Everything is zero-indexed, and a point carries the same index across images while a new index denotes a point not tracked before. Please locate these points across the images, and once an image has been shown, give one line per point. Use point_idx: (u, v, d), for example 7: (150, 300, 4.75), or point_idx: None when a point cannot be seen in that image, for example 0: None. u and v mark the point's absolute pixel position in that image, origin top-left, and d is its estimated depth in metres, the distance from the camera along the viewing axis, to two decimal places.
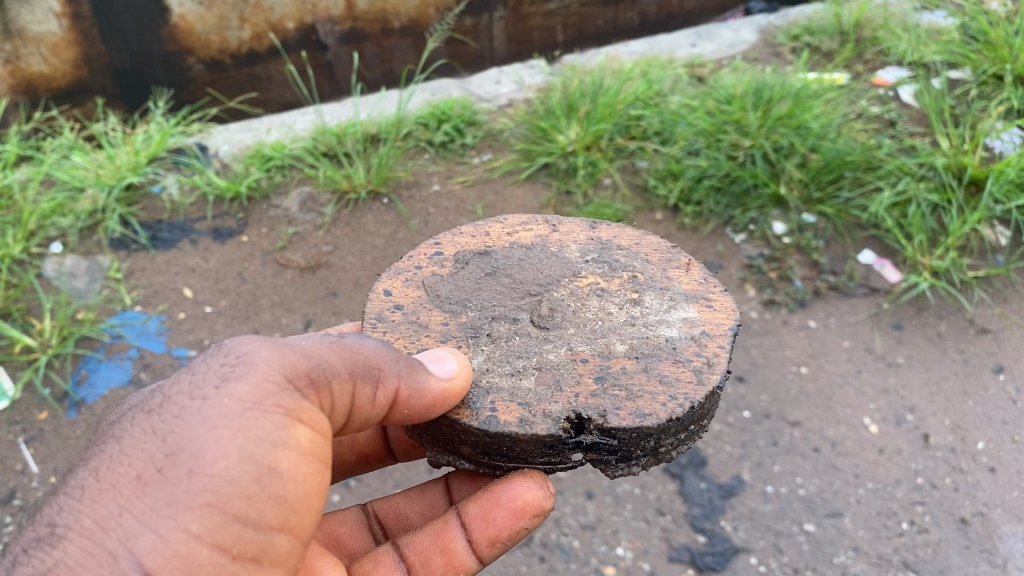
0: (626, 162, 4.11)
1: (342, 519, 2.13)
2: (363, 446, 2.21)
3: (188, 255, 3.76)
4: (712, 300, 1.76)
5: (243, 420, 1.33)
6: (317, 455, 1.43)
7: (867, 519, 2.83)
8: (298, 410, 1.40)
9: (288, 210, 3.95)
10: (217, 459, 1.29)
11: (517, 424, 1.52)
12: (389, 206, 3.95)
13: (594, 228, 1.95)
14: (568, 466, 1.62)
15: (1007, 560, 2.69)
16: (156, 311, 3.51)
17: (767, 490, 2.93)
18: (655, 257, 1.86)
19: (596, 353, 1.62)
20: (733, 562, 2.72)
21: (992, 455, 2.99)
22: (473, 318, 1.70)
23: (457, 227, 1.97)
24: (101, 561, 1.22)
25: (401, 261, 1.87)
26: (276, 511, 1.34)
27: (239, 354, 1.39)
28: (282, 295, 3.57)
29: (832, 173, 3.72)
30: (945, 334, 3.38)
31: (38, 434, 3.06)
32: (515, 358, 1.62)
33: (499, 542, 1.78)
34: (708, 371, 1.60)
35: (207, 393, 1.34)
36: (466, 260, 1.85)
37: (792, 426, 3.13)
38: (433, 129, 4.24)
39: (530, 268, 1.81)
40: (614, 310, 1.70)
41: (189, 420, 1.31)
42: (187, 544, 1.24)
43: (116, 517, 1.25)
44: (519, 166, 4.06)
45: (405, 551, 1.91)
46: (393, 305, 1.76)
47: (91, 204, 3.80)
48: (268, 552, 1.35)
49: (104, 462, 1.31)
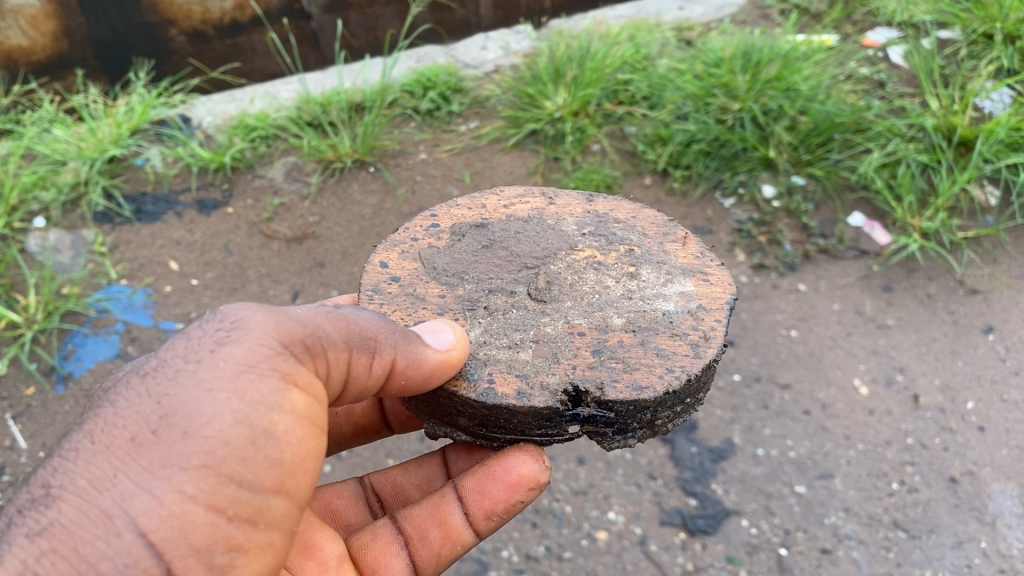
0: (614, 127, 4.07)
1: (338, 491, 2.12)
2: (359, 417, 2.21)
3: (173, 228, 3.72)
4: (709, 273, 1.73)
5: (239, 382, 1.30)
6: (313, 420, 1.41)
7: (858, 480, 2.85)
8: (294, 374, 1.38)
9: (273, 180, 3.92)
10: (212, 420, 1.26)
11: (515, 396, 1.50)
12: (375, 174, 3.90)
13: (591, 201, 1.92)
14: (564, 438, 1.61)
15: (996, 518, 2.72)
16: (142, 284, 3.47)
17: (758, 453, 2.94)
18: (652, 231, 1.83)
19: (592, 327, 1.60)
20: (724, 525, 2.74)
21: (982, 414, 3.01)
22: (470, 291, 1.68)
23: (453, 200, 1.94)
24: (96, 520, 1.19)
25: (396, 234, 1.84)
26: (272, 473, 1.32)
27: (235, 320, 1.37)
28: (269, 266, 3.54)
29: (822, 135, 3.69)
30: (935, 295, 3.38)
31: (26, 409, 3.04)
32: (512, 331, 1.60)
33: (496, 515, 1.77)
34: (705, 344, 1.58)
35: (203, 355, 1.32)
36: (462, 233, 1.82)
37: (783, 390, 3.13)
38: (419, 95, 4.18)
39: (527, 241, 1.79)
40: (610, 283, 1.68)
41: (183, 382, 1.29)
42: (182, 504, 1.22)
43: (110, 477, 1.22)
44: (507, 133, 4.02)
45: (403, 523, 1.89)
46: (389, 276, 1.73)
47: (73, 177, 3.75)
48: (264, 514, 1.33)
49: (98, 424, 1.28)
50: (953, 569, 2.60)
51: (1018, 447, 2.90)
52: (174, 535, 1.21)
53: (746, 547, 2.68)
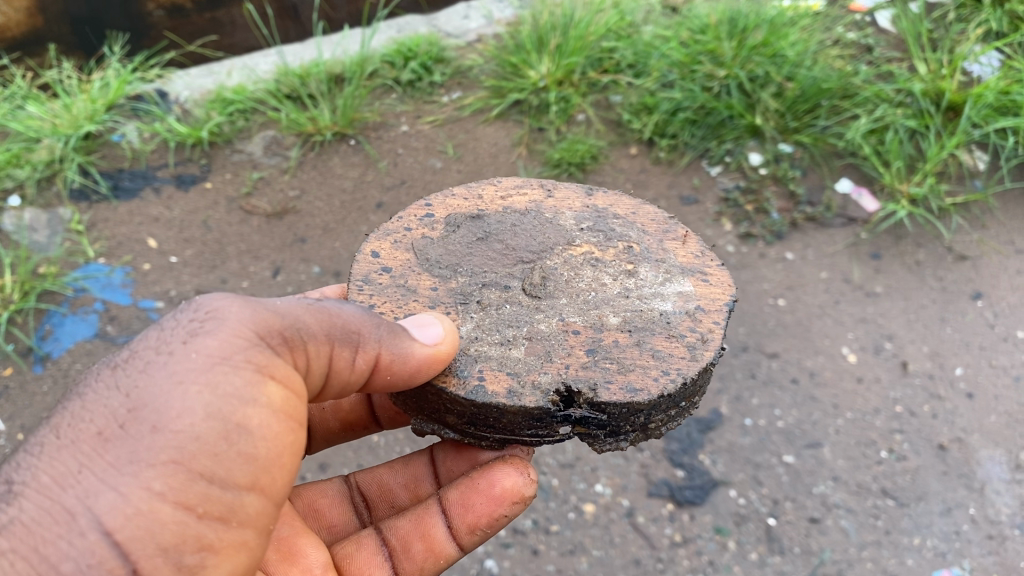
0: (600, 97, 4.01)
1: (323, 490, 2.08)
2: (347, 413, 2.17)
3: (151, 205, 3.66)
4: (708, 273, 1.69)
5: (211, 374, 1.27)
6: (290, 414, 1.37)
7: (846, 449, 2.83)
8: (269, 367, 1.34)
9: (252, 154, 3.85)
10: (182, 414, 1.22)
11: (505, 395, 1.46)
12: (356, 148, 3.84)
13: (590, 195, 1.87)
14: (555, 439, 1.57)
15: (985, 484, 2.71)
16: (120, 262, 3.41)
17: (745, 423, 2.91)
18: (651, 228, 1.78)
19: (587, 325, 1.56)
20: (712, 496, 2.71)
21: (971, 380, 2.99)
22: (463, 284, 1.63)
23: (448, 189, 1.88)
24: (58, 518, 1.15)
25: (389, 222, 1.78)
26: (244, 469, 1.28)
27: (209, 310, 1.33)
28: (249, 243, 3.48)
29: (809, 102, 3.65)
30: (924, 262, 3.35)
31: (3, 391, 2.99)
32: (505, 327, 1.55)
33: (479, 530, 1.75)
34: (702, 347, 1.53)
35: (174, 348, 1.29)
36: (457, 224, 1.76)
37: (770, 359, 3.10)
38: (400, 66, 4.11)
39: (523, 234, 1.73)
40: (607, 281, 1.63)
41: (154, 374, 1.25)
42: (149, 501, 1.18)
43: (76, 472, 1.18)
44: (490, 104, 3.96)
45: (387, 535, 1.88)
46: (380, 266, 1.67)
47: (48, 154, 3.67)
48: (237, 512, 1.28)
49: (66, 419, 1.25)
50: (942, 536, 2.60)
51: (1006, 413, 2.89)
52: (140, 533, 1.16)
53: (734, 517, 2.66)
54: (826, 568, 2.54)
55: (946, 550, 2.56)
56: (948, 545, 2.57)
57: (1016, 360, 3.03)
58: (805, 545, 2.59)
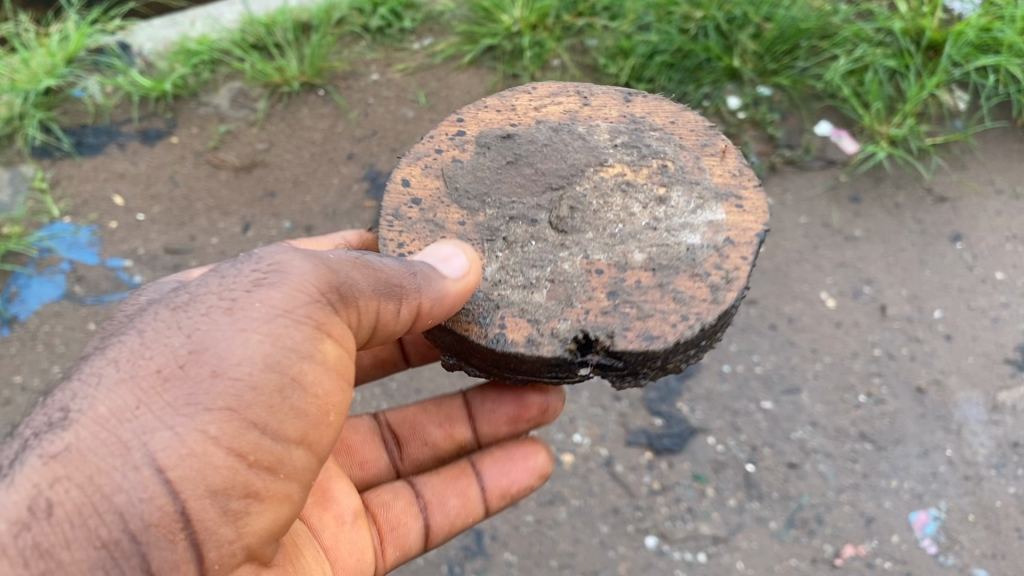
0: (574, 41, 3.89)
1: (355, 426, 2.18)
2: (382, 351, 2.26)
3: (117, 161, 3.56)
4: (743, 197, 1.62)
5: (273, 327, 1.32)
6: (339, 372, 1.44)
7: (824, 395, 2.86)
8: (328, 325, 1.40)
9: (218, 107, 3.74)
10: (244, 364, 1.28)
11: (523, 344, 1.48)
12: (326, 98, 3.74)
13: (628, 102, 1.79)
14: (576, 380, 1.59)
15: (962, 425, 2.77)
16: (86, 220, 3.33)
17: (723, 369, 2.93)
18: (688, 142, 1.71)
19: (611, 265, 1.54)
20: (691, 444, 2.77)
21: (947, 323, 2.99)
22: (489, 218, 1.60)
23: (482, 99, 1.82)
24: (114, 450, 1.18)
25: (419, 142, 1.74)
26: (297, 424, 1.35)
27: (274, 262, 1.38)
28: (218, 198, 3.40)
29: (788, 42, 3.57)
30: (903, 205, 3.30)
31: None
32: (528, 267, 1.54)
33: (509, 494, 2.08)
34: (725, 288, 1.52)
35: (239, 296, 1.34)
36: (490, 141, 1.71)
37: (748, 306, 3.08)
38: (369, 13, 3.99)
39: (554, 152, 1.67)
40: (636, 210, 1.59)
41: (218, 320, 1.30)
42: (204, 444, 1.23)
43: (133, 408, 1.21)
44: (462, 50, 3.85)
45: (421, 488, 2.06)
46: (408, 198, 1.64)
47: (7, 111, 3.57)
48: (285, 465, 1.35)
49: (123, 351, 1.27)
50: (918, 479, 2.68)
51: (983, 355, 2.91)
52: (195, 473, 1.22)
53: (712, 464, 2.73)
54: (804, 513, 2.63)
55: (922, 493, 2.65)
56: (924, 487, 2.66)
57: (993, 302, 3.03)
58: (783, 491, 2.67)
